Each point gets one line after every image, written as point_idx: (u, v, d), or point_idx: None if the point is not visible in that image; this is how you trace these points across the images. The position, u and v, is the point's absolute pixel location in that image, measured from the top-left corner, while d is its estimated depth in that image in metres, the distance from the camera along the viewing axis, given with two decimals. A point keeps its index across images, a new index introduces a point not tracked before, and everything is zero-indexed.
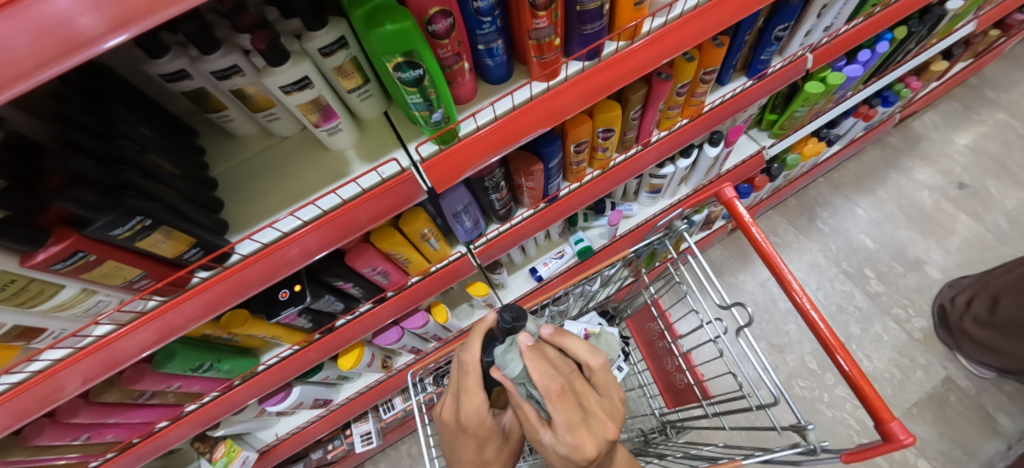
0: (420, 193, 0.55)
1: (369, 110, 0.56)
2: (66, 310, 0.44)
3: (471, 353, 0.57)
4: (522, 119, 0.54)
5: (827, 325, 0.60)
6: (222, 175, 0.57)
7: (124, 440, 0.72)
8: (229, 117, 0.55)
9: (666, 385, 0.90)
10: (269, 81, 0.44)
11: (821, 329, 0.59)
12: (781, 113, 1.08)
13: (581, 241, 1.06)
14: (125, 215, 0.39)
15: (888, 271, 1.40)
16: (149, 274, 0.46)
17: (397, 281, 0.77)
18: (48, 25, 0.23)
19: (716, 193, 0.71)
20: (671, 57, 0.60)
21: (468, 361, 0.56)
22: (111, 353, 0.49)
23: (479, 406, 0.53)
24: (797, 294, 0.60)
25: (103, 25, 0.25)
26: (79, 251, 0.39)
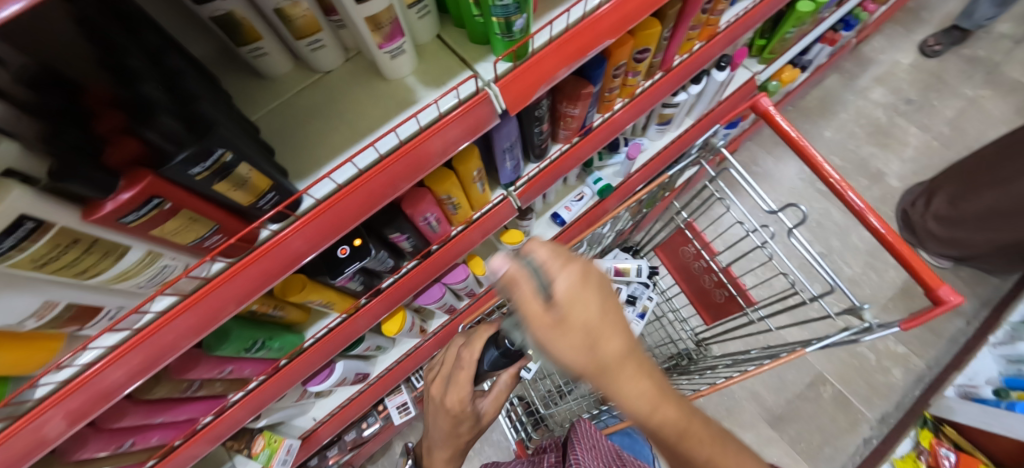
0: (494, 118, 0.51)
1: (425, 32, 0.50)
2: (128, 281, 0.38)
3: (470, 350, 0.62)
4: (592, 29, 0.51)
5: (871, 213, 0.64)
6: (263, 119, 0.50)
7: (167, 443, 0.64)
8: (263, 49, 0.47)
9: (702, 303, 0.97)
10: None
11: (862, 212, 0.65)
12: (770, 37, 1.12)
13: (600, 180, 1.06)
14: (208, 148, 0.33)
15: (856, 185, 1.56)
16: (221, 229, 0.40)
17: (443, 233, 0.73)
18: None
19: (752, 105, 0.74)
20: None
21: (467, 357, 0.61)
22: (172, 334, 0.42)
23: (456, 397, 0.61)
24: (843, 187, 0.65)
25: None
26: (155, 196, 0.32)
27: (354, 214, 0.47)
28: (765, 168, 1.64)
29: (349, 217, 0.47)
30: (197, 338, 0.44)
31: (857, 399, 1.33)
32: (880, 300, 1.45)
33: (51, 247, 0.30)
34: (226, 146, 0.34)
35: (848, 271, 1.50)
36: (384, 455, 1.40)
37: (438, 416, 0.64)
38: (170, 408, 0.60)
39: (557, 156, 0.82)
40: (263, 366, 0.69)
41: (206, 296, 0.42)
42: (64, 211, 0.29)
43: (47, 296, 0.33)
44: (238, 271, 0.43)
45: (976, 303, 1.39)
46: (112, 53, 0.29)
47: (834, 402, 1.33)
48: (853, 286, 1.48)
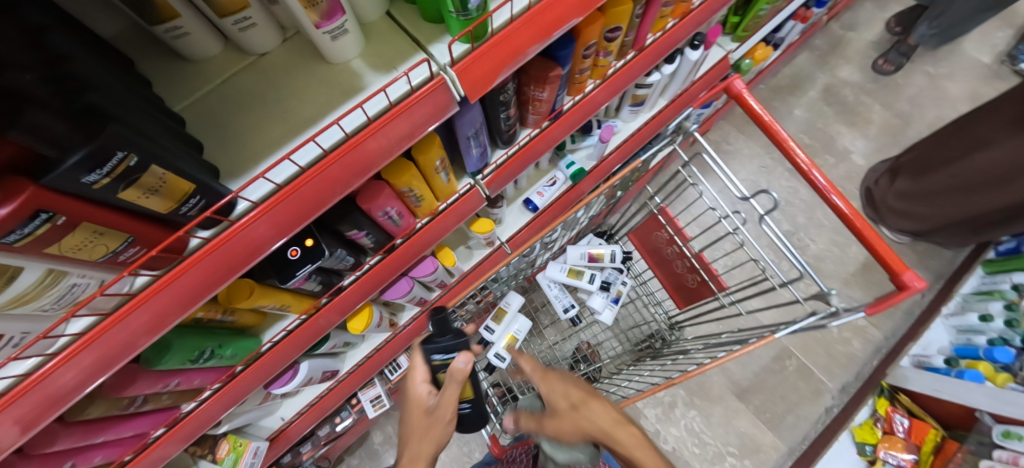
0: (453, 106, 0.47)
1: (371, 8, 0.45)
2: (28, 304, 0.33)
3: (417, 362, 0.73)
4: (558, 7, 0.47)
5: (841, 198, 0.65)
6: (188, 110, 0.44)
7: (114, 461, 0.59)
8: (182, 29, 0.41)
9: (675, 286, 0.98)
10: None
11: (831, 196, 0.65)
12: (744, 14, 1.10)
13: (572, 164, 1.03)
14: (103, 150, 0.28)
15: (823, 163, 1.60)
16: (137, 240, 0.35)
17: (407, 226, 0.70)
18: None
19: (726, 88, 0.72)
20: None
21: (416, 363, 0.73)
22: (92, 358, 0.38)
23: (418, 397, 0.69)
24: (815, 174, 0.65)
25: None
26: (42, 210, 0.27)
27: (298, 216, 0.43)
28: (736, 147, 1.66)
29: (292, 220, 0.43)
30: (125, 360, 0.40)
31: (819, 370, 1.40)
32: (842, 275, 1.52)
33: None
34: (129, 147, 0.29)
35: (813, 248, 1.55)
36: (362, 445, 1.40)
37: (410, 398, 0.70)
38: (113, 426, 0.56)
39: (527, 141, 0.78)
40: (217, 374, 0.65)
41: (127, 318, 0.38)
42: None
43: None
44: (165, 285, 0.38)
45: (928, 275, 1.48)
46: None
47: (798, 374, 1.40)
48: (818, 262, 1.54)
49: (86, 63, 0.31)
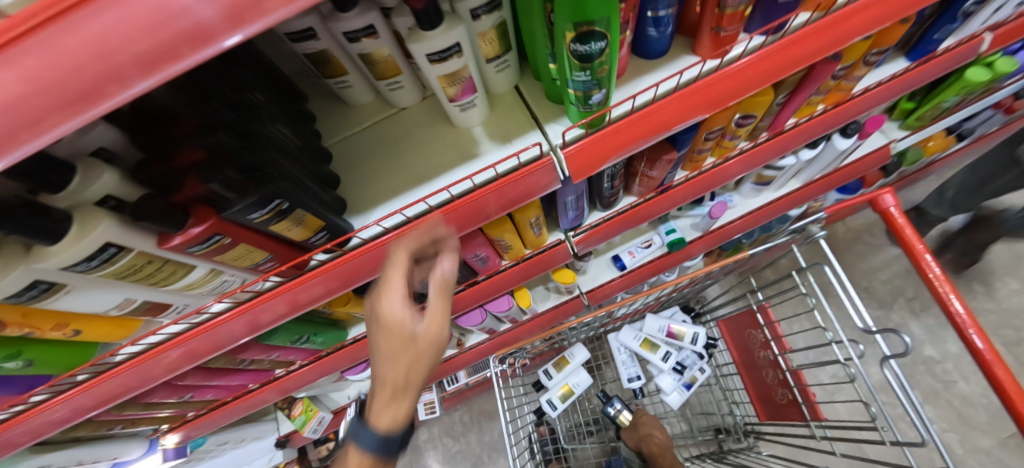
0: (555, 183, 0.48)
1: (501, 83, 0.49)
2: (195, 289, 0.42)
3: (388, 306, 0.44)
4: (684, 103, 0.46)
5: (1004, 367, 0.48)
6: (337, 145, 0.52)
7: (221, 399, 0.75)
8: (347, 82, 0.49)
9: (759, 395, 0.86)
10: (415, 47, 0.37)
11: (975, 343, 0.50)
12: (922, 101, 0.93)
13: (673, 232, 0.97)
14: (267, 198, 0.35)
15: (1002, 286, 1.26)
16: (274, 257, 0.43)
17: (491, 266, 0.73)
18: None
19: (871, 200, 0.61)
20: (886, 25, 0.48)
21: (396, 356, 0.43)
22: (214, 337, 0.47)
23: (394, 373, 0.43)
24: (962, 319, 0.51)
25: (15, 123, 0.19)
26: (217, 234, 0.35)
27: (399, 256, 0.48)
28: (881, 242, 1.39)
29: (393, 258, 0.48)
30: (236, 343, 0.48)
31: None
32: (1000, 434, 1.17)
33: (129, 266, 0.34)
34: (284, 196, 0.36)
35: (964, 389, 1.22)
36: None
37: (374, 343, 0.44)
38: (227, 375, 0.68)
39: (629, 208, 0.76)
40: (307, 353, 0.75)
41: (250, 311, 0.46)
42: (143, 238, 0.34)
43: (126, 295, 0.39)
44: (281, 293, 0.45)
45: None
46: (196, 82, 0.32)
47: None
48: (966, 407, 1.21)
49: (276, 119, 0.39)
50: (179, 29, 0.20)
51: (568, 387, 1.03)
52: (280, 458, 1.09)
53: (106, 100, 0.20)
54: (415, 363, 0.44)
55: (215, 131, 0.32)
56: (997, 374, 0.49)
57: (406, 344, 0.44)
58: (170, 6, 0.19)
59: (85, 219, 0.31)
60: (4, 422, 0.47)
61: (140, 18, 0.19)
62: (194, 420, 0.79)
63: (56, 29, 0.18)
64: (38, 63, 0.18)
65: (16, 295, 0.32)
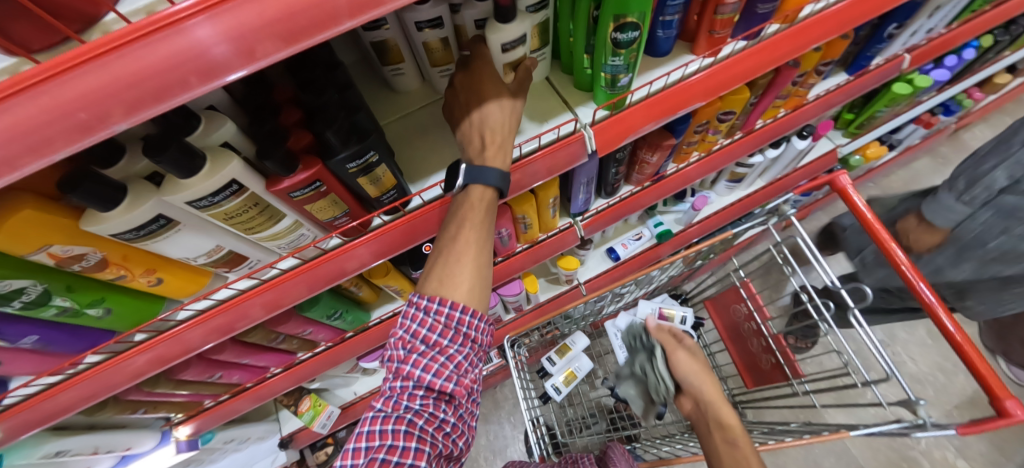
0: (583, 157, 0.57)
1: (536, 74, 0.58)
2: (276, 240, 0.47)
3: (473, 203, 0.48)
4: (687, 91, 0.56)
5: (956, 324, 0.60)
6: (390, 125, 0.59)
7: (243, 383, 0.75)
8: (401, 70, 0.57)
9: (746, 365, 0.96)
10: (492, 38, 0.46)
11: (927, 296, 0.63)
12: (859, 113, 1.11)
13: (660, 224, 1.09)
14: (364, 149, 0.41)
15: None
16: (349, 212, 0.48)
17: (509, 248, 0.79)
18: (183, 57, 0.24)
19: (830, 180, 0.74)
20: (834, 36, 0.62)
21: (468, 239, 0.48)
22: (279, 293, 0.51)
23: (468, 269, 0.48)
24: (911, 272, 0.63)
25: (231, 58, 0.26)
26: (318, 180, 0.41)
27: None
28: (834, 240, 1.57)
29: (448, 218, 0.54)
30: (297, 299, 0.52)
31: None
32: (944, 406, 1.32)
33: (242, 204, 0.39)
34: (376, 150, 0.42)
35: (912, 368, 1.38)
36: None
37: (459, 217, 0.49)
38: (256, 353, 0.69)
39: (628, 196, 0.86)
40: (332, 334, 0.77)
41: (321, 265, 0.51)
42: (256, 180, 0.39)
43: (217, 241, 0.43)
44: (347, 249, 0.50)
45: None
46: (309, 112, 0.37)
47: None
48: (915, 384, 1.36)
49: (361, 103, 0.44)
50: (194, 67, 0.25)
51: (571, 371, 1.08)
52: (281, 462, 1.06)
53: (110, 125, 0.24)
54: (482, 234, 0.49)
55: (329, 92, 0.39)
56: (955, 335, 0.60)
57: (480, 209, 0.48)
58: (190, 49, 0.24)
59: (216, 158, 0.36)
60: (49, 388, 0.47)
61: (149, 62, 0.24)
62: (210, 410, 0.78)
63: (96, 64, 0.23)
64: (58, 98, 0.22)
65: (138, 228, 0.36)
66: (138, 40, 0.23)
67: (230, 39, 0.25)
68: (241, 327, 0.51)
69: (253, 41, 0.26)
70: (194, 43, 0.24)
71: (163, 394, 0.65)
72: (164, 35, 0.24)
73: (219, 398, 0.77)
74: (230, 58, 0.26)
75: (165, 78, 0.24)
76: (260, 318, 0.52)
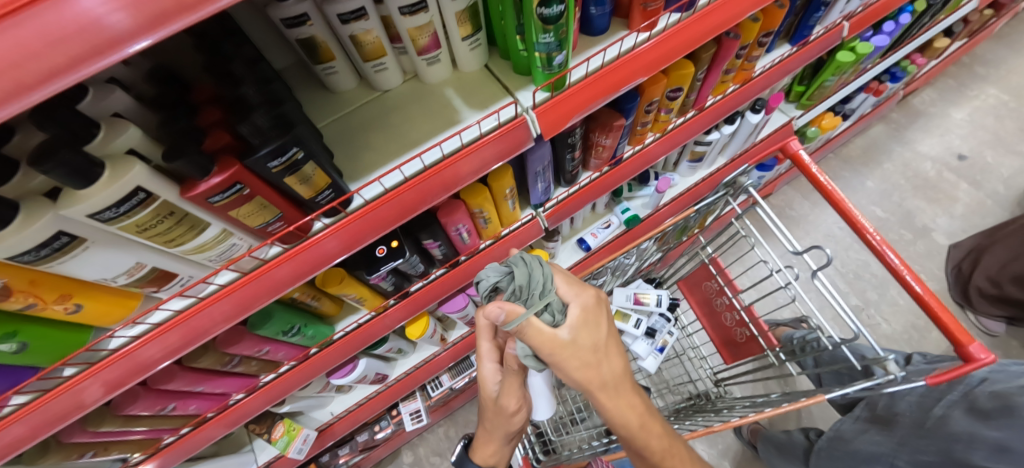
0: (528, 141, 0.56)
1: (473, 61, 0.57)
2: (204, 253, 0.44)
3: None
4: (627, 67, 0.56)
5: (919, 282, 0.63)
6: (327, 126, 0.57)
7: (202, 414, 0.71)
8: (334, 68, 0.55)
9: (723, 341, 0.96)
10: (391, 2, 0.45)
11: (892, 261, 0.65)
12: (810, 84, 1.13)
13: (627, 210, 1.09)
14: (285, 145, 0.39)
15: (899, 238, 1.51)
16: (283, 217, 0.46)
17: (472, 244, 0.77)
18: (78, 25, 0.23)
19: (781, 147, 0.75)
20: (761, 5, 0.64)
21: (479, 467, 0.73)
22: (246, 294, 0.48)
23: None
24: (870, 234, 0.66)
25: (132, 25, 0.24)
26: (238, 182, 0.39)
27: (420, 200, 0.52)
28: (801, 213, 1.61)
29: (416, 202, 0.52)
30: (266, 299, 0.50)
31: None
32: None
33: (154, 215, 0.37)
34: (300, 146, 0.40)
35: (887, 329, 1.41)
36: (393, 462, 1.41)
37: None
38: (210, 380, 0.65)
39: (588, 182, 0.84)
40: (295, 352, 0.74)
41: (254, 281, 0.48)
42: (167, 187, 0.37)
43: (137, 258, 0.40)
44: (312, 244, 0.48)
45: None
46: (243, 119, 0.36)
47: None
48: (891, 343, 1.39)
49: (287, 99, 0.43)
50: (89, 41, 0.23)
51: None
52: None
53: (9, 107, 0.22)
54: None
55: (242, 88, 0.38)
56: (930, 303, 0.62)
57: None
58: (79, 20, 0.23)
59: (117, 166, 0.34)
60: None
61: (32, 43, 0.22)
62: (170, 446, 0.72)
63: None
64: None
65: (39, 248, 0.33)
66: (13, 13, 0.21)
67: (125, 5, 0.23)
68: (210, 335, 0.49)
69: (156, 11, 0.25)
70: (84, 11, 0.23)
71: (112, 433, 0.61)
72: (37, 9, 0.21)
73: (180, 432, 0.72)
74: (133, 24, 0.24)
75: (65, 51, 0.23)
76: (229, 323, 0.49)
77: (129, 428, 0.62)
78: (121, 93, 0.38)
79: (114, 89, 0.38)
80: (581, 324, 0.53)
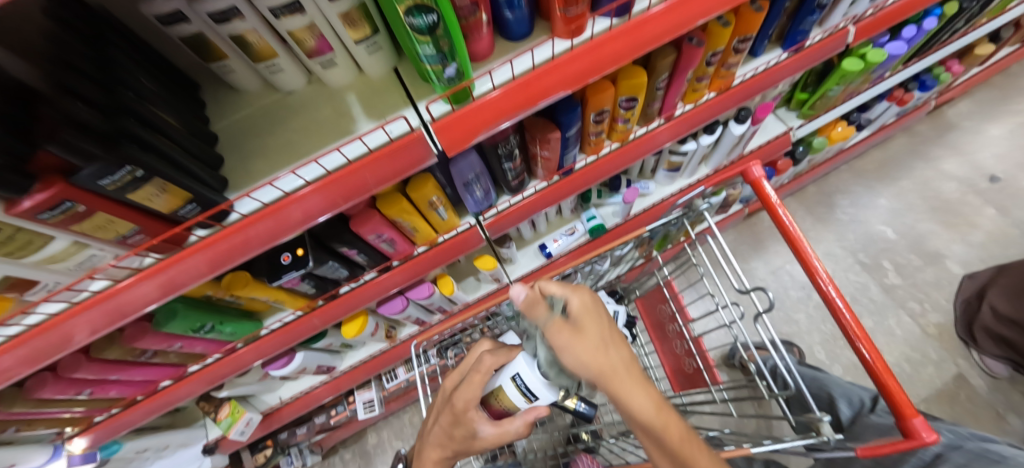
0: (430, 157, 0.51)
1: (377, 65, 0.52)
2: (59, 262, 0.43)
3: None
4: (543, 80, 0.50)
5: (868, 346, 0.56)
6: (223, 130, 0.54)
7: (128, 397, 0.73)
8: (230, 67, 0.51)
9: (674, 368, 0.91)
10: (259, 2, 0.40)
11: (845, 320, 0.58)
12: (813, 92, 1.02)
13: (593, 218, 1.01)
14: (116, 164, 0.36)
15: (906, 263, 1.38)
16: (143, 230, 0.44)
17: (403, 250, 0.74)
18: None
19: (743, 172, 0.68)
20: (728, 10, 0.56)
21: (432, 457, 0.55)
22: (223, 250, 0.48)
23: None
24: (824, 282, 0.59)
25: None
26: (67, 200, 0.36)
27: (401, 169, 0.50)
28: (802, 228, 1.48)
29: (396, 172, 0.50)
30: (243, 258, 0.49)
31: None
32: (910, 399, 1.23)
33: None
34: (137, 163, 0.38)
35: None
36: (356, 442, 1.44)
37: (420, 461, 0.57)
38: (126, 369, 0.66)
39: (535, 193, 0.79)
40: (219, 345, 0.74)
41: (227, 238, 0.47)
42: None
43: None
44: (290, 202, 0.47)
45: None
46: (56, 133, 0.32)
47: None
48: None
49: (144, 110, 0.40)
50: None
51: None
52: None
53: None
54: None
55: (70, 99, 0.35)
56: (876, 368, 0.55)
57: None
58: None
59: None
60: None
61: None
62: (103, 423, 0.75)
63: None
64: None
65: None
66: None
67: None
68: (187, 286, 0.49)
69: None
70: None
71: (28, 413, 0.62)
72: None
73: (110, 411, 0.75)
74: None
75: None
76: (206, 277, 0.49)
77: (44, 409, 0.63)
78: None
79: None
80: (587, 313, 0.45)
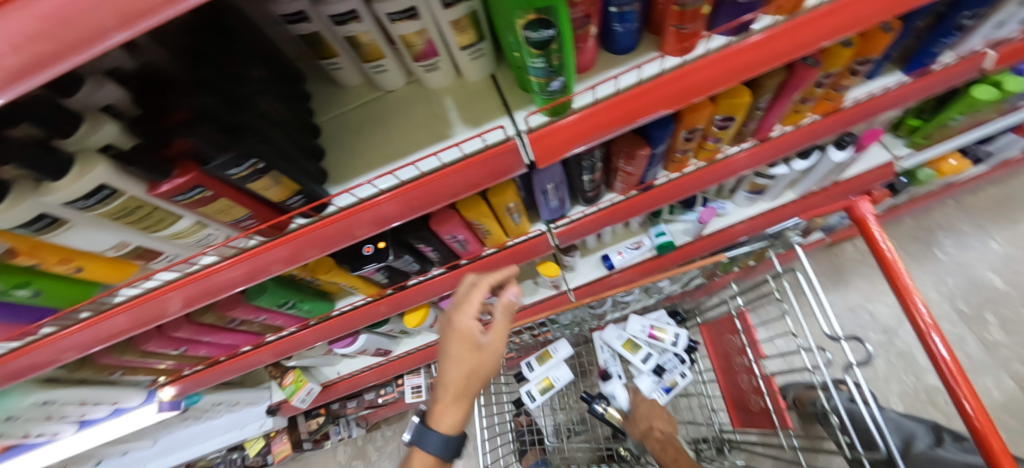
0: (521, 167, 0.51)
1: (477, 71, 0.52)
2: (183, 239, 0.48)
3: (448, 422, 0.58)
4: (646, 97, 0.48)
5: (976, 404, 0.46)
6: (326, 123, 0.57)
7: (214, 356, 0.80)
8: (338, 64, 0.54)
9: (734, 402, 0.86)
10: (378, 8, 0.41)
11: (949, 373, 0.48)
12: (929, 119, 0.91)
13: (663, 234, 0.95)
14: (243, 155, 0.39)
15: (1015, 319, 1.20)
16: (255, 216, 0.47)
17: (473, 250, 0.75)
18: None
19: (847, 207, 0.62)
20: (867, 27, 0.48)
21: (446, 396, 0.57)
22: (302, 244, 0.51)
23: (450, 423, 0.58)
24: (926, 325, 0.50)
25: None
26: (198, 186, 0.40)
27: (479, 181, 0.50)
28: None
29: (474, 182, 0.50)
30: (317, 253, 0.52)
31: None
32: None
33: (120, 208, 0.40)
34: (259, 155, 0.40)
35: None
36: (398, 421, 1.50)
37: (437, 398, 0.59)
38: (217, 333, 0.72)
39: (610, 205, 0.77)
40: (295, 321, 0.79)
41: (308, 233, 0.50)
42: (134, 184, 0.39)
43: (121, 237, 0.44)
44: (371, 206, 0.49)
45: None
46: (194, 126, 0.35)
47: None
48: None
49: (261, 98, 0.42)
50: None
51: (549, 380, 0.99)
52: (269, 426, 1.13)
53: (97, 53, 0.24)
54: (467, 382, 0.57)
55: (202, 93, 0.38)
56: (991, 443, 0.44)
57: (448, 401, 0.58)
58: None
59: (85, 163, 0.36)
60: (27, 346, 0.54)
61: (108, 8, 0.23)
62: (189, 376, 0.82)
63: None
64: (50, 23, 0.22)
65: (24, 226, 0.37)
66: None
67: None
68: (269, 273, 0.53)
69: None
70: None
71: (134, 361, 0.70)
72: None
73: (195, 368, 0.82)
74: None
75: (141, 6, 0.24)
76: (287, 266, 0.53)
77: (147, 359, 0.71)
78: (113, 86, 0.39)
79: (107, 82, 0.39)
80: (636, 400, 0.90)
